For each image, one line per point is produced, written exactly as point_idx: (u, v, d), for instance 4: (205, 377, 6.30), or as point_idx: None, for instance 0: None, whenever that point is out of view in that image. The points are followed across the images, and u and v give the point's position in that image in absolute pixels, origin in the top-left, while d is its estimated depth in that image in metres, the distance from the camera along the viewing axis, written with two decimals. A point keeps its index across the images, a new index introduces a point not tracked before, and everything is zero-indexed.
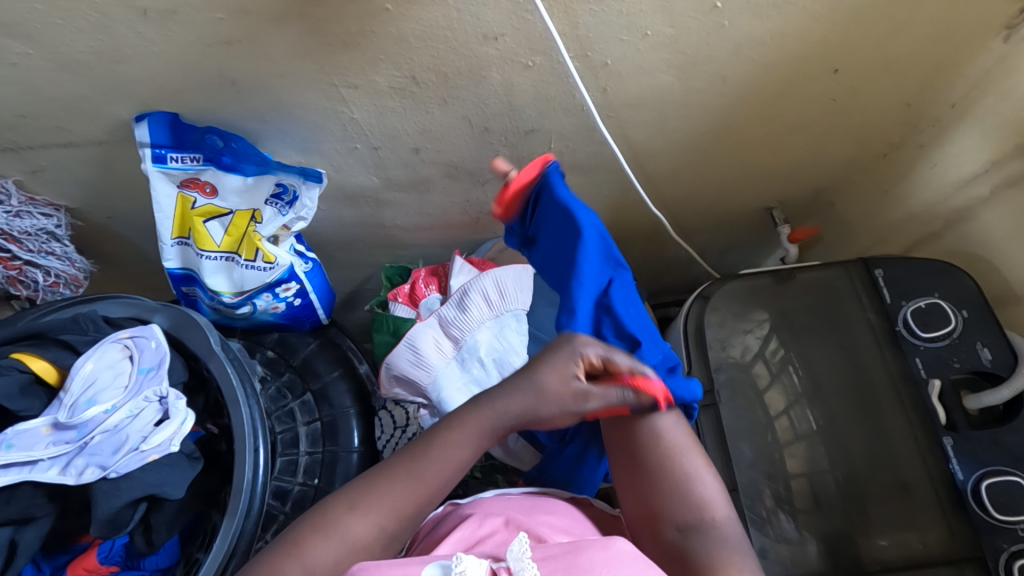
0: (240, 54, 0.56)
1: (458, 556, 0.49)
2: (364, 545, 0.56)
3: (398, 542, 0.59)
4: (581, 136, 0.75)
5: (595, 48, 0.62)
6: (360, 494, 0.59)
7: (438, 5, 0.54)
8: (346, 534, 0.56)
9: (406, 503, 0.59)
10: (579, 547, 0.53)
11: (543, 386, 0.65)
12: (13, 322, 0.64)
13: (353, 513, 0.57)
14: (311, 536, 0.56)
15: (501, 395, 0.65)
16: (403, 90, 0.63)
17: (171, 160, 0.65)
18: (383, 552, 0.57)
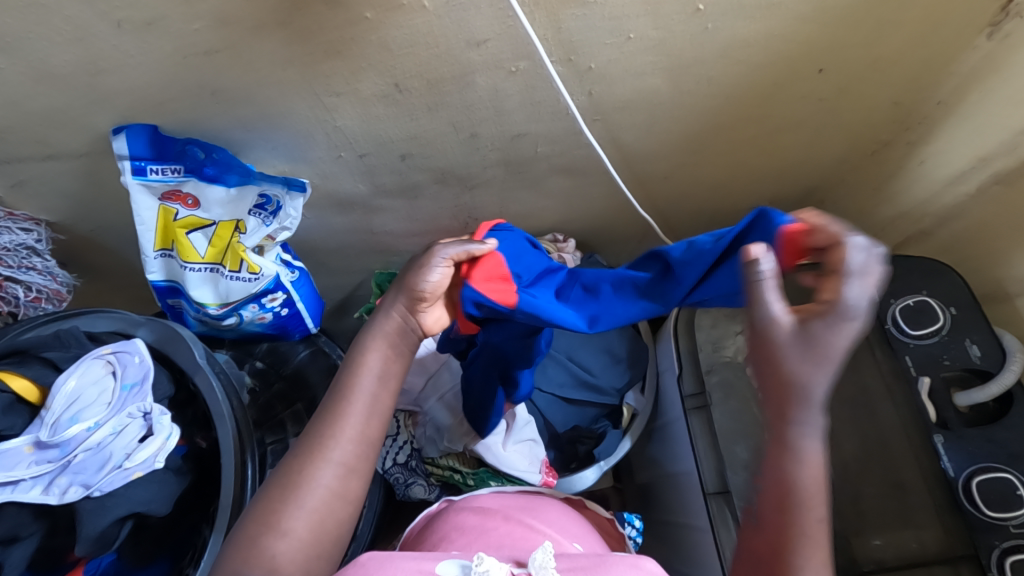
0: (220, 65, 0.55)
1: (479, 557, 0.46)
2: (330, 490, 0.52)
3: (362, 469, 0.54)
4: (569, 140, 0.75)
5: (580, 53, 0.62)
6: (310, 443, 0.53)
7: (420, 12, 0.54)
8: (312, 483, 0.52)
9: (347, 431, 0.54)
10: (605, 561, 0.53)
11: (404, 274, 0.61)
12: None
13: (308, 464, 0.52)
14: (273, 492, 0.52)
15: (384, 307, 0.60)
16: (388, 97, 0.63)
17: (152, 172, 0.64)
18: (344, 484, 0.53)
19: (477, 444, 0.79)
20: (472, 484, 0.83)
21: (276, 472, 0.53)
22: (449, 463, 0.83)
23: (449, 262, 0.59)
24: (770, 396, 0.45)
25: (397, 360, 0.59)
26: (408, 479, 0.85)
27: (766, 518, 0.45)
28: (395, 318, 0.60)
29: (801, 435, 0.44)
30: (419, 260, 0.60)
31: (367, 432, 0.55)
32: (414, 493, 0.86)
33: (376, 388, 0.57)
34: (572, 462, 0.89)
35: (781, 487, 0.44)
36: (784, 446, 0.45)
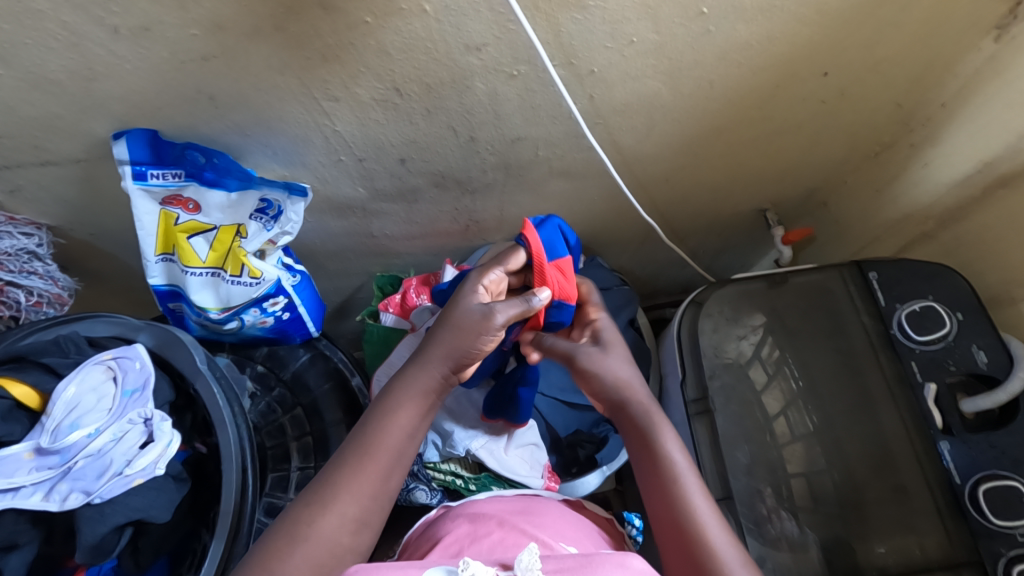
0: (217, 70, 0.55)
1: (465, 562, 0.47)
2: (341, 545, 0.53)
3: (373, 525, 0.55)
4: (569, 143, 0.74)
5: (579, 57, 0.61)
6: (331, 490, 0.54)
7: (418, 17, 0.53)
8: (320, 535, 0.52)
9: (368, 485, 0.55)
10: (592, 560, 0.52)
11: (459, 321, 0.63)
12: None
13: (328, 509, 0.53)
14: (285, 537, 0.52)
15: (424, 360, 0.62)
16: (386, 101, 0.62)
17: (153, 177, 0.64)
18: (355, 540, 0.54)
19: (480, 449, 0.80)
20: (473, 489, 0.82)
21: (291, 513, 0.54)
22: (451, 468, 0.83)
23: (503, 323, 0.63)
24: (621, 410, 0.68)
25: (426, 415, 0.61)
26: (408, 483, 0.84)
27: (660, 519, 0.60)
28: (435, 376, 0.62)
29: (663, 430, 0.65)
30: (475, 323, 0.62)
31: (385, 488, 0.57)
32: (415, 499, 0.85)
33: (404, 444, 0.59)
34: (572, 466, 0.88)
35: (654, 475, 0.62)
36: (647, 432, 0.65)
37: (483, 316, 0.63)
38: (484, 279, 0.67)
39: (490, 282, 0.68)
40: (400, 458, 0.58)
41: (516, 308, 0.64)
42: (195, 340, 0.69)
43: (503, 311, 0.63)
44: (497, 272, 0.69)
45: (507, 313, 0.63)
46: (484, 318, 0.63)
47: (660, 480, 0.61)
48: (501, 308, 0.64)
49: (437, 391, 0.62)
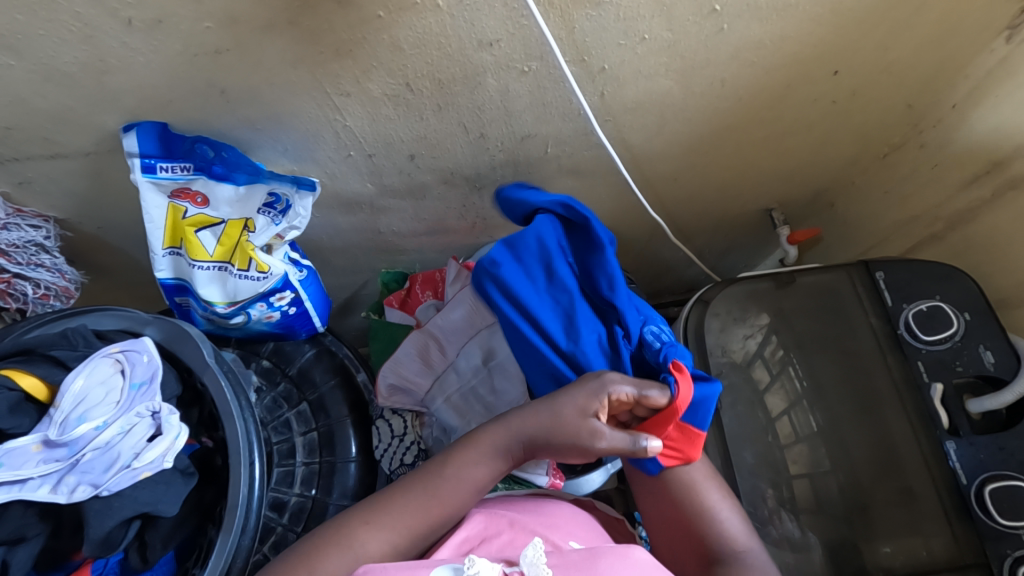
0: (229, 63, 0.55)
1: (471, 560, 0.49)
2: (374, 558, 0.58)
3: (410, 553, 0.60)
4: (579, 141, 0.74)
5: (592, 53, 0.61)
6: (372, 516, 0.60)
7: (432, 12, 0.53)
8: (366, 552, 0.57)
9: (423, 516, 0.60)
10: (595, 554, 0.53)
11: (560, 410, 0.61)
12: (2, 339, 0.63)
13: (377, 529, 0.59)
14: (329, 549, 0.57)
15: (504, 418, 0.64)
16: (397, 97, 0.62)
17: (161, 170, 0.63)
18: (394, 562, 0.59)
19: None
20: None
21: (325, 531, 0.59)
22: None
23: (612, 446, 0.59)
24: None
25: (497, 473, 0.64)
26: None
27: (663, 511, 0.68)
28: (512, 454, 0.63)
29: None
30: (583, 432, 0.59)
31: (430, 527, 0.61)
32: None
33: (468, 494, 0.62)
34: (578, 465, 0.88)
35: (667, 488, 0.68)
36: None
37: (591, 423, 0.59)
38: (614, 390, 0.60)
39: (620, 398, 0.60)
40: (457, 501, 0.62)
41: (623, 439, 0.59)
42: (202, 334, 0.69)
43: (614, 436, 0.59)
44: (629, 389, 0.60)
45: (622, 439, 0.59)
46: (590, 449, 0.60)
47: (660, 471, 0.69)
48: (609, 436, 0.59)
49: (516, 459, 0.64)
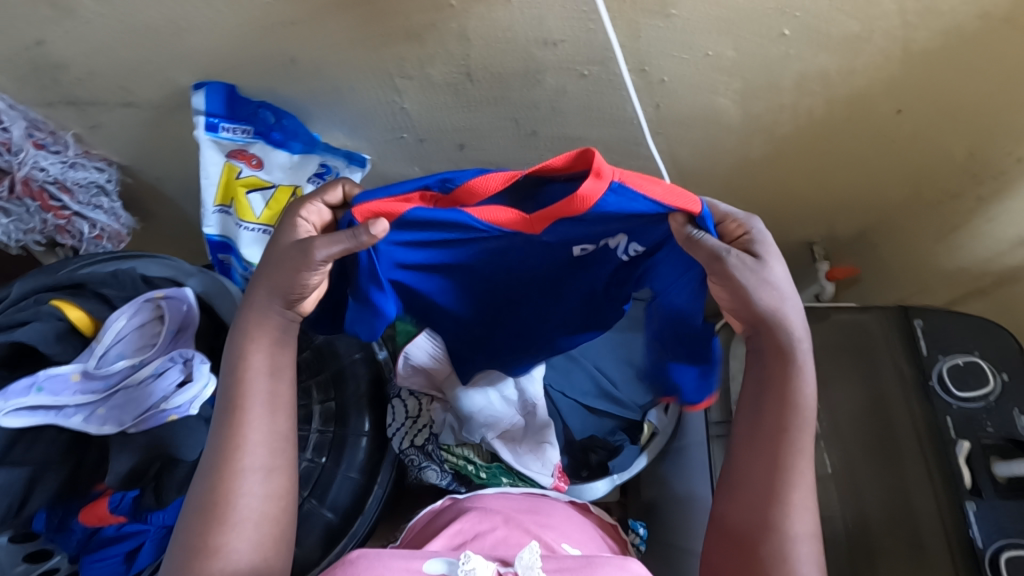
0: (301, 35, 0.57)
1: (466, 555, 0.49)
2: (266, 498, 0.56)
3: (283, 468, 0.58)
4: (626, 150, 0.74)
5: (654, 64, 0.61)
6: (223, 458, 0.55)
7: (502, 5, 0.54)
8: (243, 497, 0.54)
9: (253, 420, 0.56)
10: (592, 562, 0.53)
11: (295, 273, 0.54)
12: (54, 268, 0.65)
13: (226, 482, 0.54)
14: (201, 517, 0.53)
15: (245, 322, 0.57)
16: (456, 86, 0.63)
17: (223, 130, 0.65)
18: (274, 486, 0.57)
19: (496, 440, 0.80)
20: (483, 478, 0.83)
21: (199, 493, 0.55)
22: (465, 453, 0.83)
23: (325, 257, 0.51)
24: (775, 344, 0.54)
25: (280, 355, 0.59)
26: (421, 462, 0.83)
27: (761, 481, 0.56)
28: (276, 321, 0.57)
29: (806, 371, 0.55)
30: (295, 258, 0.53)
31: (277, 433, 0.58)
32: (425, 478, 0.84)
33: (270, 385, 0.58)
34: (583, 470, 0.88)
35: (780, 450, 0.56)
36: (789, 375, 0.55)
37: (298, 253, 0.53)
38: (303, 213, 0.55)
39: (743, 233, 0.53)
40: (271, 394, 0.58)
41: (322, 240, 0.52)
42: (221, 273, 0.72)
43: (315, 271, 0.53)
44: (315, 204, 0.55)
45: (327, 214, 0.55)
46: (286, 321, 0.58)
47: (779, 460, 0.56)
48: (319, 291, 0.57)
49: (280, 359, 0.59)
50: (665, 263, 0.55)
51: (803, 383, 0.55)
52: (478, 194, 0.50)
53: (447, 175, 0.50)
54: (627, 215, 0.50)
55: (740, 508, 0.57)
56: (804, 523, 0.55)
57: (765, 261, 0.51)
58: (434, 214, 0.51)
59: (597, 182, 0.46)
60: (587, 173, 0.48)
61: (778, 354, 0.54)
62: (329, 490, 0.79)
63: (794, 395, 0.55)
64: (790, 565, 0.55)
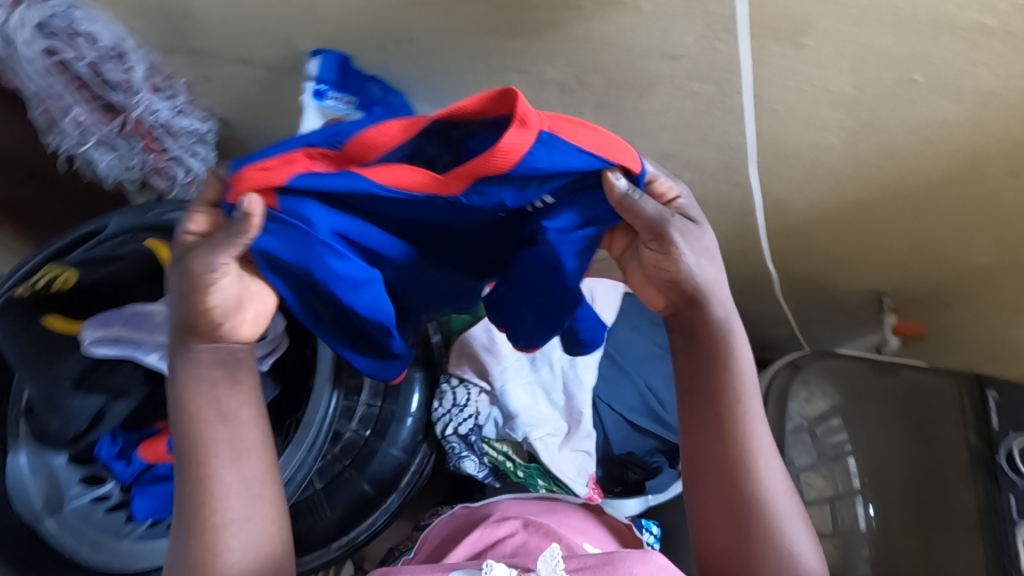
0: (428, 15, 0.57)
1: (489, 564, 0.48)
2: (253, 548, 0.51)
3: (265, 509, 0.52)
4: (717, 172, 0.73)
5: (770, 92, 0.60)
6: (198, 516, 0.50)
7: (635, 13, 0.53)
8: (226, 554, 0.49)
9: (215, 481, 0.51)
10: (613, 558, 0.52)
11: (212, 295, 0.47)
12: (139, 207, 0.67)
13: (207, 541, 0.49)
14: None
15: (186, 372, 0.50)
16: (565, 86, 0.63)
17: (329, 98, 0.64)
18: (260, 532, 0.52)
19: (537, 440, 0.80)
20: (519, 477, 0.82)
21: (180, 558, 0.50)
22: (504, 449, 0.83)
23: (236, 251, 0.45)
24: (701, 324, 0.53)
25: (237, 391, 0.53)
26: (460, 451, 0.82)
27: (727, 485, 0.55)
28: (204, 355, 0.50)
29: (743, 362, 0.54)
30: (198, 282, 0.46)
31: (251, 473, 0.52)
32: (462, 468, 0.83)
33: (229, 429, 0.52)
34: (617, 486, 0.87)
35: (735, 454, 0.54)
36: (726, 372, 0.54)
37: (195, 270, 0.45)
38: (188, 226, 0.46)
39: (672, 198, 0.50)
40: (228, 449, 0.51)
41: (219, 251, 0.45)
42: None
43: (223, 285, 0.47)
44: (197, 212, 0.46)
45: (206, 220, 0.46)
46: (222, 356, 0.51)
47: (741, 461, 0.54)
48: (255, 300, 0.50)
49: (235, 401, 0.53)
50: (595, 207, 0.46)
51: (740, 377, 0.54)
52: (376, 146, 0.42)
53: (336, 127, 0.42)
54: (566, 175, 0.42)
55: (739, 506, 0.55)
56: (775, 482, 0.55)
57: (701, 226, 0.50)
58: (331, 184, 0.42)
59: (522, 133, 0.39)
60: (507, 116, 0.41)
61: (710, 349, 0.53)
62: (369, 463, 0.79)
63: (725, 372, 0.54)
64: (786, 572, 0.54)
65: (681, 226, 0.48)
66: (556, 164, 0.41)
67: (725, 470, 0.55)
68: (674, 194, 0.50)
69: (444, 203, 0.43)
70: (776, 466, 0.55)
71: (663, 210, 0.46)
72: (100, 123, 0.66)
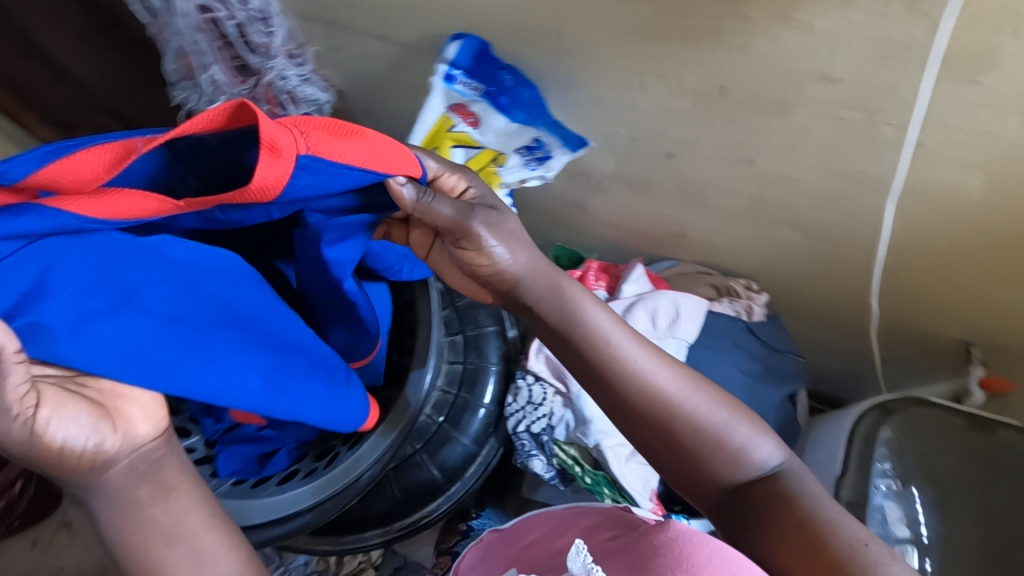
0: (584, 12, 0.56)
1: None
2: None
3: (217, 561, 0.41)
4: (835, 203, 0.70)
5: (929, 129, 0.57)
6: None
7: (803, 32, 0.51)
8: None
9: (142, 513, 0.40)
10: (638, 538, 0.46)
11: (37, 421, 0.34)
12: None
13: None
14: None
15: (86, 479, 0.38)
16: (703, 97, 0.61)
17: (458, 83, 0.65)
18: None
19: (608, 449, 0.78)
20: (586, 483, 0.82)
21: None
22: (573, 453, 0.82)
23: (19, 344, 0.34)
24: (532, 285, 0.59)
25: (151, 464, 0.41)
26: (531, 450, 0.83)
27: (701, 472, 0.53)
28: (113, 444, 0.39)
29: (594, 322, 0.57)
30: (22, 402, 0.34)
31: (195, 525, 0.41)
32: (529, 467, 0.83)
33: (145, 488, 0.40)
34: (676, 504, 0.86)
35: (679, 435, 0.53)
36: (592, 350, 0.56)
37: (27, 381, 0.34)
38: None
39: (461, 190, 0.58)
40: (172, 538, 0.40)
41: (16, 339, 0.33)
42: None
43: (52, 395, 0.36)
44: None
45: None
46: (132, 467, 0.40)
47: (693, 439, 0.53)
48: (128, 396, 0.41)
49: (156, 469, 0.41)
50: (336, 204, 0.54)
51: (631, 353, 0.56)
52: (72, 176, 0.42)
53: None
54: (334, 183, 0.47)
55: (707, 477, 0.53)
56: (735, 435, 0.53)
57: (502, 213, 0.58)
58: (29, 227, 0.40)
59: (274, 158, 0.43)
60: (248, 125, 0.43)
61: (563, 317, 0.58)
62: (441, 449, 0.80)
63: (583, 334, 0.57)
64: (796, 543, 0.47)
65: (485, 218, 0.56)
66: (330, 176, 0.46)
67: (688, 459, 0.53)
68: (463, 187, 0.58)
69: (197, 211, 0.47)
70: (728, 425, 0.53)
71: (460, 208, 0.54)
72: (231, 83, 0.65)
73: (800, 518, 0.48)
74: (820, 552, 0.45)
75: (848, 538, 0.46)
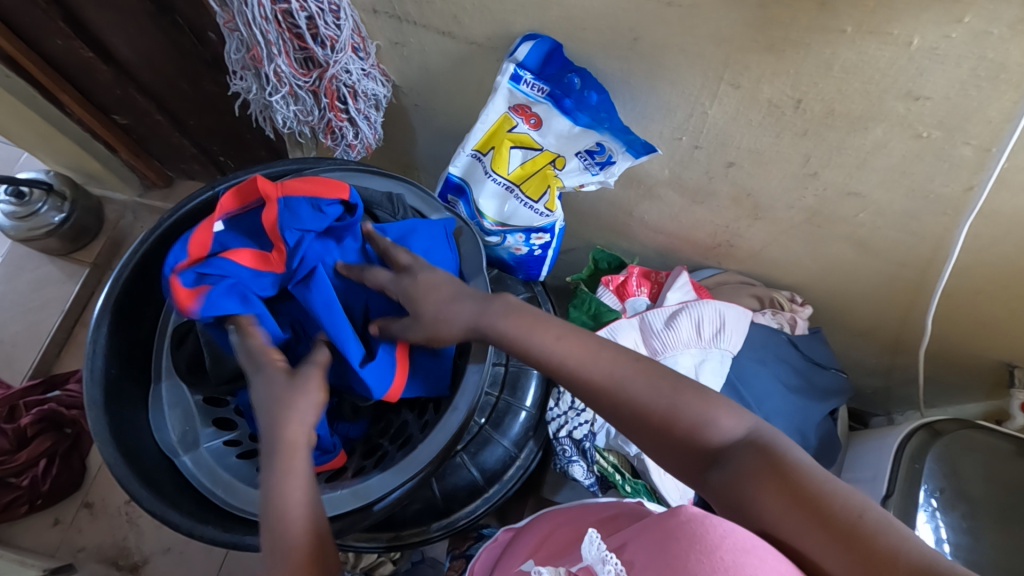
0: (665, 18, 0.55)
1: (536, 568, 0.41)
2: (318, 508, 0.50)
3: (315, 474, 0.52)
4: (899, 221, 0.69)
5: (1013, 152, 0.56)
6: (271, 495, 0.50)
7: (896, 47, 0.50)
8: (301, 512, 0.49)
9: (300, 463, 0.52)
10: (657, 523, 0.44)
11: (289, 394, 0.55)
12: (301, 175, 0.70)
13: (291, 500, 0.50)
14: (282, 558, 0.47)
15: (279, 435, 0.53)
16: (777, 109, 0.60)
17: (523, 83, 0.65)
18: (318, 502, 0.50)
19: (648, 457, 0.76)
20: (625, 492, 0.79)
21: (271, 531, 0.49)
22: (613, 461, 0.81)
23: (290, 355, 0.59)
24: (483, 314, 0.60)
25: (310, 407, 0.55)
26: (569, 455, 0.81)
27: (682, 458, 0.51)
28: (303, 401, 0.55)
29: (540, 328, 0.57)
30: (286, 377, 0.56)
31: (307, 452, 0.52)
32: (568, 471, 0.82)
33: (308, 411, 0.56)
34: None
35: (651, 423, 0.52)
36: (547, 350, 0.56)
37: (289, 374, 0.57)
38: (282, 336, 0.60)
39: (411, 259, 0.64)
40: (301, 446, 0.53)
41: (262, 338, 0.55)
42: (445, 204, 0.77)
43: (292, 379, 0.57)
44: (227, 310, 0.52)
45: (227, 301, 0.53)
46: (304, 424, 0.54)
47: (669, 427, 0.51)
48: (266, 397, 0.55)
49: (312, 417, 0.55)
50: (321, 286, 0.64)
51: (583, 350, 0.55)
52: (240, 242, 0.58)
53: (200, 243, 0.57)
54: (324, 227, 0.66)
55: (690, 460, 0.51)
56: (708, 413, 0.51)
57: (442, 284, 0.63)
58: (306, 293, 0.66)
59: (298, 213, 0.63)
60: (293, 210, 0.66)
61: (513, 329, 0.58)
62: (483, 451, 0.79)
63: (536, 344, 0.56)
64: (787, 511, 0.44)
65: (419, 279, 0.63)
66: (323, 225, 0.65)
67: (669, 450, 0.51)
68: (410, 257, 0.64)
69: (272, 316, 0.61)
70: (696, 403, 0.51)
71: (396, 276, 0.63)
72: (296, 75, 0.64)
73: (788, 488, 0.45)
74: (817, 517, 0.43)
75: (845, 509, 0.43)
